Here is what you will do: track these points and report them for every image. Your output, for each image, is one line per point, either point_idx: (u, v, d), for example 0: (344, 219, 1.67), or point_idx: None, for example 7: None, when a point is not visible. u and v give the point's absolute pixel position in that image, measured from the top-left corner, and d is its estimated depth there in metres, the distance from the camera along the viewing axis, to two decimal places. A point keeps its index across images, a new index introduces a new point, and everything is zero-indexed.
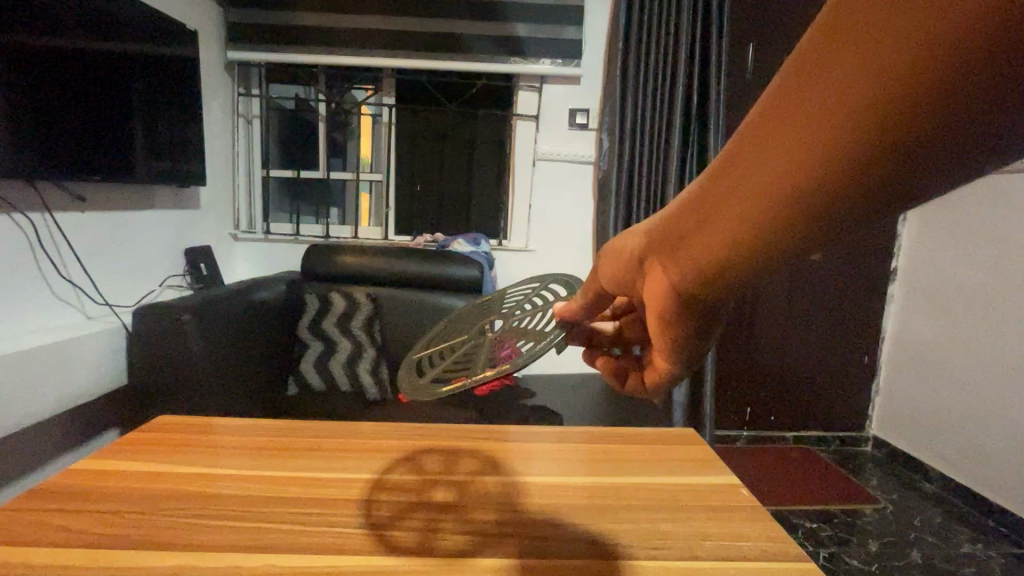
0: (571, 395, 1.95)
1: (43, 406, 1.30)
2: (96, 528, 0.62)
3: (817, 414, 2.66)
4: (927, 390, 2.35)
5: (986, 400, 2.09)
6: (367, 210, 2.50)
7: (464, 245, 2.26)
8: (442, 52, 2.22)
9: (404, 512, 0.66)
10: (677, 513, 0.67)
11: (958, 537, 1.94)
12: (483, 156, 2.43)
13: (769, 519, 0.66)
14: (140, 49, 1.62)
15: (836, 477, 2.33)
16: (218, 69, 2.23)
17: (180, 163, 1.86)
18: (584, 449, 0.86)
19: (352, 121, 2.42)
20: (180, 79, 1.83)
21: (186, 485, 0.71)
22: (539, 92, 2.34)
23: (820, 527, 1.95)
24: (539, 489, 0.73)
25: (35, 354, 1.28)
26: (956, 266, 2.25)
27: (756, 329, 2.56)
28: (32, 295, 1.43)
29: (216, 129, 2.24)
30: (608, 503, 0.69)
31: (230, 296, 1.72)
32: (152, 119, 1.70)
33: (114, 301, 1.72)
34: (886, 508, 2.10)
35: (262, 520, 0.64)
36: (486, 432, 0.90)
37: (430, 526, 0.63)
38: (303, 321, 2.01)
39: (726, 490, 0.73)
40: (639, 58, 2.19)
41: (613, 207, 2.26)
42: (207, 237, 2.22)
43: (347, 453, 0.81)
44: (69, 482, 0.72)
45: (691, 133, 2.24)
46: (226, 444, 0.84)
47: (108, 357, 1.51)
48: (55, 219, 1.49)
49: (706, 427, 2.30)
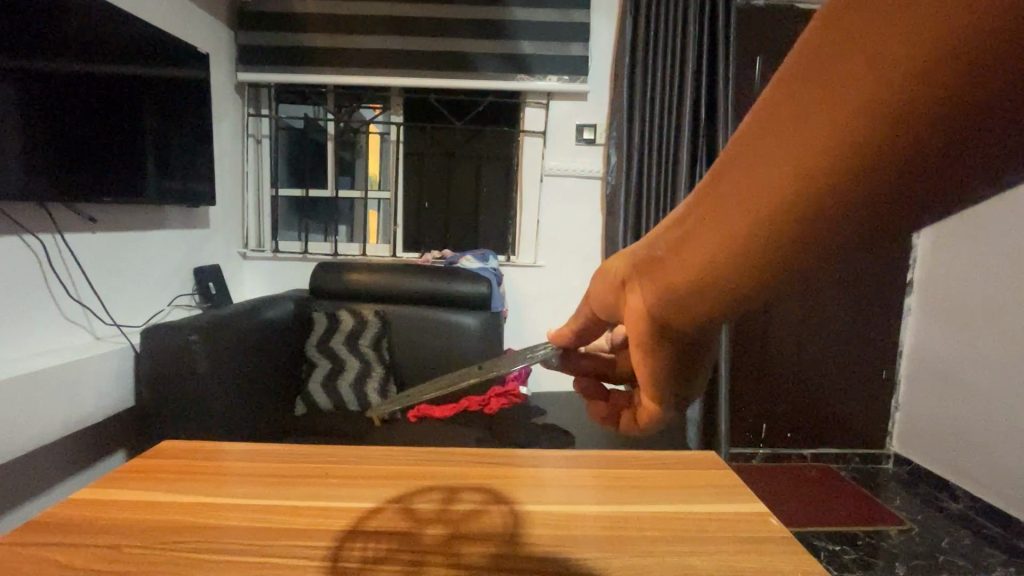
0: (583, 414, 1.91)
1: (50, 429, 1.28)
2: (94, 564, 0.59)
3: (836, 430, 2.59)
4: (948, 406, 2.29)
5: (1007, 414, 2.03)
6: (375, 228, 2.49)
7: (472, 262, 2.22)
8: (450, 71, 2.24)
9: (410, 545, 0.63)
10: (703, 546, 0.64)
11: (989, 559, 1.86)
12: (491, 172, 2.43)
13: (801, 552, 0.63)
14: (152, 72, 1.64)
15: (858, 497, 2.26)
16: (228, 90, 2.25)
17: (190, 183, 1.88)
18: (601, 475, 0.83)
19: (359, 141, 2.43)
20: (190, 101, 1.84)
21: (188, 516, 0.69)
22: (546, 109, 2.34)
23: (843, 550, 1.88)
24: (554, 519, 0.69)
25: (43, 376, 1.27)
26: (972, 278, 2.21)
27: (770, 343, 2.51)
28: (41, 318, 1.43)
29: (226, 150, 2.26)
30: (629, 534, 0.66)
31: (238, 314, 1.71)
32: (163, 141, 1.71)
33: (123, 321, 1.71)
34: (912, 529, 2.03)
35: (268, 555, 0.61)
36: (498, 457, 0.88)
37: (437, 562, 0.60)
38: (310, 340, 1.98)
39: (752, 520, 0.70)
40: (647, 73, 2.20)
41: (623, 221, 2.24)
42: (216, 255, 2.23)
43: (355, 480, 0.79)
44: (71, 513, 0.70)
45: (700, 146, 2.22)
46: (231, 471, 0.81)
47: (116, 378, 1.49)
48: (65, 240, 1.49)
49: (721, 446, 2.24)
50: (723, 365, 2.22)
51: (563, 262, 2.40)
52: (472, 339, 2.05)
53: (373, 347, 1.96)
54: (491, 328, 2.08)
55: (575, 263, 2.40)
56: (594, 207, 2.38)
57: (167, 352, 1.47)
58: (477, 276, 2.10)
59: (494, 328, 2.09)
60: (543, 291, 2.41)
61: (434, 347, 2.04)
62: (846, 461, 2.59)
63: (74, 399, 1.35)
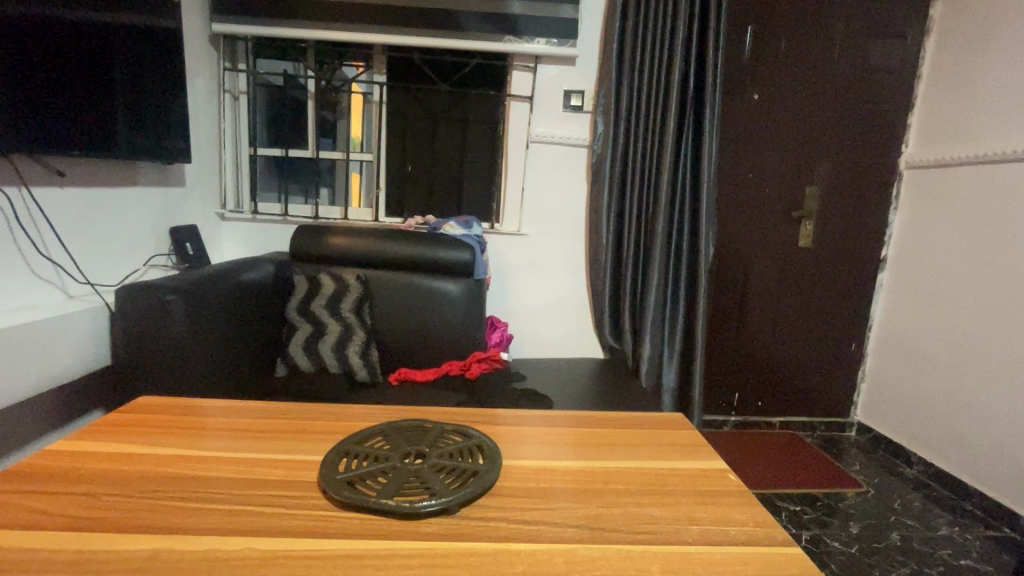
0: (561, 380, 1.96)
1: (24, 386, 1.28)
2: (73, 511, 0.62)
3: (805, 399, 2.68)
4: (910, 377, 2.40)
5: (963, 386, 2.14)
6: (357, 191, 2.44)
7: (455, 228, 2.18)
8: (437, 30, 2.17)
9: (383, 476, 0.70)
10: (664, 499, 0.69)
11: (937, 519, 1.99)
12: (477, 137, 2.39)
13: (755, 505, 0.68)
14: (122, 21, 1.56)
15: (820, 462, 2.38)
16: (202, 42, 2.15)
17: (164, 139, 1.81)
18: (573, 432, 0.87)
19: (341, 100, 2.35)
20: (163, 51, 1.77)
21: (165, 467, 0.72)
22: (533, 72, 2.28)
23: (803, 510, 2.00)
24: (528, 473, 0.74)
25: (17, 331, 1.25)
26: (943, 256, 2.27)
27: (747, 315, 2.58)
28: (11, 274, 1.40)
29: (201, 107, 2.17)
30: (597, 487, 0.71)
31: (214, 275, 1.68)
32: (135, 93, 1.64)
33: (96, 280, 1.68)
34: (868, 492, 2.15)
35: (248, 503, 0.65)
36: (475, 415, 0.91)
37: (407, 489, 0.68)
38: (292, 303, 1.97)
39: (713, 475, 0.75)
40: (637, 40, 2.16)
41: (607, 190, 2.25)
42: (193, 215, 2.17)
43: (335, 436, 0.82)
44: (48, 463, 0.71)
45: (687, 117, 2.21)
46: (212, 426, 0.84)
47: (91, 337, 1.48)
48: (32, 194, 1.44)
49: (694, 412, 2.32)
50: (701, 335, 2.28)
51: (547, 230, 2.40)
52: (455, 307, 2.07)
53: (355, 311, 1.96)
54: (473, 296, 2.09)
55: (559, 232, 2.40)
56: (579, 176, 2.37)
57: (141, 312, 1.44)
58: (460, 243, 2.09)
59: (478, 295, 2.10)
60: (527, 260, 2.42)
61: (417, 312, 2.05)
62: (812, 429, 2.69)
63: (50, 356, 1.35)
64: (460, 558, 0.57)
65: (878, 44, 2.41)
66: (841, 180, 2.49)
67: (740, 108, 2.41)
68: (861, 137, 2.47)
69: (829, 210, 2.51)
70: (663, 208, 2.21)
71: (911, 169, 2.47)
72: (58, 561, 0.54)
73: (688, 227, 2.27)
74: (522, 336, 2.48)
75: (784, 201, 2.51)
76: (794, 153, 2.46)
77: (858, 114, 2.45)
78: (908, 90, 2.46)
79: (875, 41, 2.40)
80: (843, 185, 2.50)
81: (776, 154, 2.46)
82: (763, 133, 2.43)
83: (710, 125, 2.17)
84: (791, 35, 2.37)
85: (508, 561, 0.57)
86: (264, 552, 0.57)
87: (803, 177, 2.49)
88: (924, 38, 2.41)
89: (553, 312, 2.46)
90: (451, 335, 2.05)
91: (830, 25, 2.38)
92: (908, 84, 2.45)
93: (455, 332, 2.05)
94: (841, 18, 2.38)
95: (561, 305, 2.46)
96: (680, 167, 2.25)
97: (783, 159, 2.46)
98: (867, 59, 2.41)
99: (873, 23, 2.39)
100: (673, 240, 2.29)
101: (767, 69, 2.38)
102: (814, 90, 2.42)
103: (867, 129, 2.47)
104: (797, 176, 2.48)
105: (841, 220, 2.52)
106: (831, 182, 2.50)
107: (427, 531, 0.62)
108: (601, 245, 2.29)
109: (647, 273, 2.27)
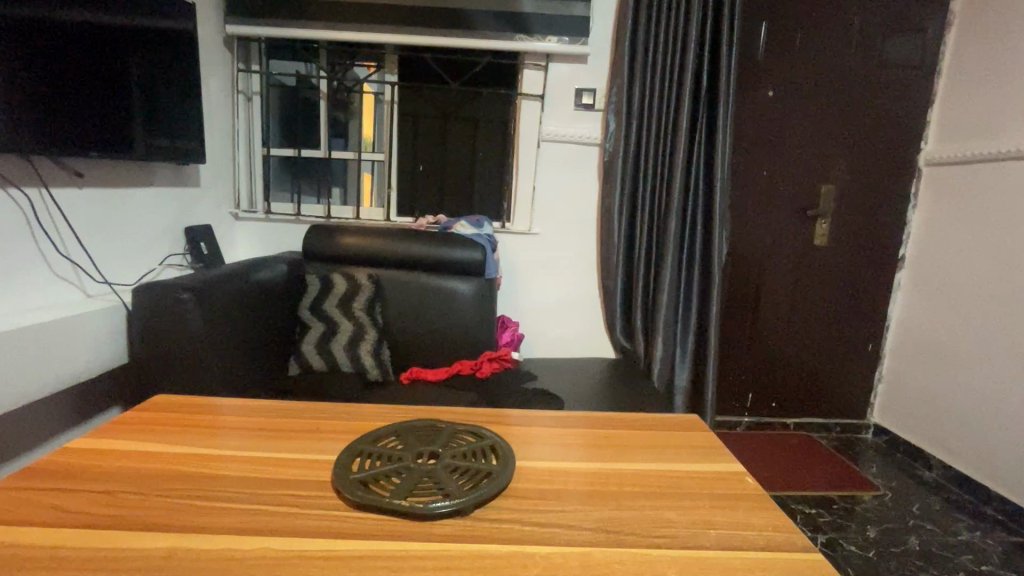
0: (572, 380, 1.95)
1: (42, 385, 1.30)
2: (90, 508, 0.63)
3: (819, 400, 2.64)
4: (929, 379, 2.35)
5: (985, 387, 2.09)
6: (368, 191, 2.45)
7: (467, 227, 2.18)
8: (449, 29, 2.17)
9: (396, 476, 0.70)
10: (679, 502, 0.68)
11: (957, 524, 1.95)
12: (487, 136, 2.38)
13: (773, 509, 0.67)
14: (138, 24, 1.58)
15: (837, 464, 2.34)
16: (216, 43, 2.17)
17: (179, 141, 1.83)
18: (585, 433, 0.87)
19: (353, 101, 2.36)
20: (178, 52, 1.78)
21: (181, 465, 0.72)
22: (545, 71, 2.28)
23: (818, 513, 1.97)
24: (541, 474, 0.74)
25: (36, 331, 1.27)
26: (962, 254, 2.22)
27: (760, 314, 2.54)
28: (31, 273, 1.43)
29: (216, 107, 2.20)
30: (610, 489, 0.71)
31: (228, 275, 1.69)
32: (151, 95, 1.66)
33: (114, 279, 1.71)
34: (885, 495, 2.11)
35: (262, 503, 0.65)
36: (487, 415, 0.91)
37: (420, 489, 0.68)
38: (304, 302, 1.99)
39: (729, 479, 0.74)
40: (649, 38, 2.14)
41: (618, 189, 2.23)
42: (207, 215, 2.19)
43: (348, 435, 0.82)
44: (67, 461, 0.72)
45: (700, 114, 2.18)
46: (226, 424, 0.84)
47: (109, 337, 1.50)
48: (51, 194, 1.46)
49: (707, 413, 2.29)
50: (713, 335, 2.25)
51: (558, 229, 2.39)
52: (465, 306, 2.07)
53: (367, 311, 1.97)
54: (483, 296, 2.09)
55: (569, 231, 2.39)
56: (591, 174, 2.35)
57: (161, 311, 1.46)
58: (471, 243, 2.09)
59: (489, 295, 2.10)
60: (538, 259, 2.41)
61: (427, 311, 2.05)
62: (827, 431, 2.65)
63: (68, 355, 1.37)
64: (473, 560, 0.57)
65: (896, 39, 2.36)
66: (858, 177, 2.45)
67: (754, 105, 2.38)
68: (878, 135, 2.43)
69: (845, 209, 2.47)
70: (676, 206, 2.19)
71: (930, 167, 2.42)
72: (75, 559, 0.54)
73: (701, 226, 2.25)
74: (533, 336, 2.48)
75: (799, 199, 2.47)
76: (809, 150, 2.42)
77: (875, 111, 2.41)
78: (928, 86, 2.41)
79: (894, 37, 2.36)
80: (860, 183, 2.46)
81: (791, 152, 2.42)
82: (778, 130, 2.40)
83: (724, 122, 2.14)
84: (807, 31, 2.33)
85: (523, 564, 0.56)
86: (279, 551, 0.57)
87: (818, 175, 2.45)
88: (945, 32, 2.36)
89: (563, 311, 2.45)
90: (462, 335, 2.05)
91: (847, 19, 2.34)
92: (928, 79, 2.40)
93: (466, 332, 2.05)
94: (858, 13, 2.33)
95: (572, 304, 2.45)
96: (693, 165, 2.22)
97: (798, 157, 2.42)
98: (884, 55, 2.37)
99: (891, 17, 2.34)
100: (685, 238, 2.26)
101: (782, 65, 2.34)
102: (829, 87, 2.38)
103: (885, 125, 2.43)
104: (813, 174, 2.44)
105: (858, 219, 2.48)
106: (848, 180, 2.46)
107: (441, 532, 0.61)
108: (613, 244, 2.27)
109: (660, 273, 2.25)
